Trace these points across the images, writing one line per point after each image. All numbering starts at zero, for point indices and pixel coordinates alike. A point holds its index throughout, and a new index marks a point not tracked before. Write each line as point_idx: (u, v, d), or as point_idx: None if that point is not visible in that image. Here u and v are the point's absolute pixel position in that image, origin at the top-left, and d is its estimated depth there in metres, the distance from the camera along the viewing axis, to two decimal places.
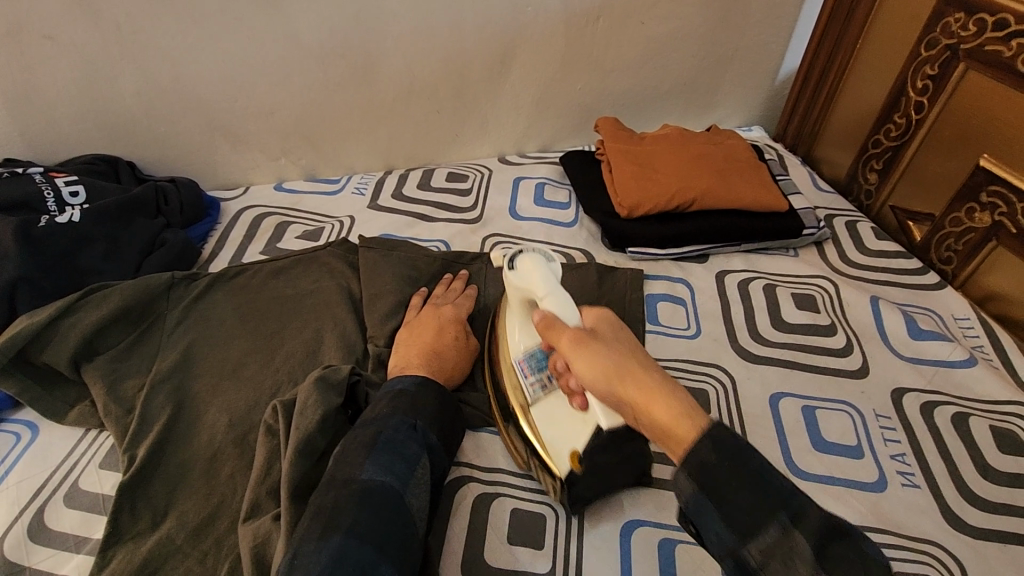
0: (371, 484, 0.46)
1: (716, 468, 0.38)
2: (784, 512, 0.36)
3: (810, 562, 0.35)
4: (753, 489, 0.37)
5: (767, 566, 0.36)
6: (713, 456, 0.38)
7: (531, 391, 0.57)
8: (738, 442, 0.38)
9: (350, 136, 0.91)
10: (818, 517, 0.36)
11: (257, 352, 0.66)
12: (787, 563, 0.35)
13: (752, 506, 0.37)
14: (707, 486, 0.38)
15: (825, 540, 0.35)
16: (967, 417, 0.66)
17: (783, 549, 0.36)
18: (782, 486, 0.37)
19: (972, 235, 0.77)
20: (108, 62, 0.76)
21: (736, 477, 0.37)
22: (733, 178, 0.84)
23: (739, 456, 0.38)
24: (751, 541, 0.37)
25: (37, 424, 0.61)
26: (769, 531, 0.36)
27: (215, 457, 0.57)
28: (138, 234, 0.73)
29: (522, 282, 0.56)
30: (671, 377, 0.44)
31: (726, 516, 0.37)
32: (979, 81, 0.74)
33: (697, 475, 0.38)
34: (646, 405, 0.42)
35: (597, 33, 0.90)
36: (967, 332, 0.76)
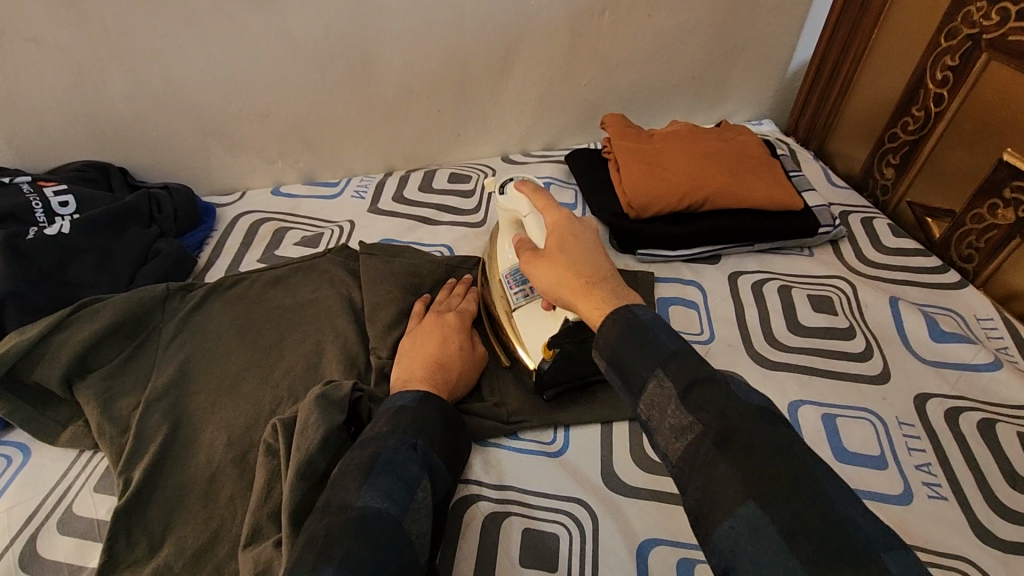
0: (368, 510, 0.44)
1: (616, 342, 0.45)
2: (662, 366, 0.42)
3: (680, 403, 0.40)
4: (645, 354, 0.43)
5: (651, 415, 0.42)
6: (613, 331, 0.46)
7: (513, 297, 0.65)
8: (638, 318, 0.46)
9: (349, 138, 0.89)
10: (689, 366, 0.41)
11: (256, 366, 0.64)
12: (665, 408, 0.41)
13: (643, 366, 0.43)
14: (614, 358, 0.46)
15: (694, 382, 0.40)
16: (994, 424, 0.63)
17: (660, 395, 0.42)
18: (662, 341, 0.43)
19: (995, 232, 0.74)
20: (97, 67, 0.74)
21: (631, 346, 0.44)
22: (745, 175, 0.82)
23: (635, 330, 0.45)
24: (642, 396, 0.43)
25: (29, 445, 0.59)
26: (649, 384, 0.42)
27: (213, 478, 0.55)
28: (131, 245, 0.71)
29: (506, 202, 0.64)
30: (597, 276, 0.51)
31: (627, 382, 0.44)
32: (1003, 72, 0.71)
33: (604, 350, 0.46)
34: (576, 304, 0.51)
35: (603, 27, 0.87)
36: (990, 333, 0.73)
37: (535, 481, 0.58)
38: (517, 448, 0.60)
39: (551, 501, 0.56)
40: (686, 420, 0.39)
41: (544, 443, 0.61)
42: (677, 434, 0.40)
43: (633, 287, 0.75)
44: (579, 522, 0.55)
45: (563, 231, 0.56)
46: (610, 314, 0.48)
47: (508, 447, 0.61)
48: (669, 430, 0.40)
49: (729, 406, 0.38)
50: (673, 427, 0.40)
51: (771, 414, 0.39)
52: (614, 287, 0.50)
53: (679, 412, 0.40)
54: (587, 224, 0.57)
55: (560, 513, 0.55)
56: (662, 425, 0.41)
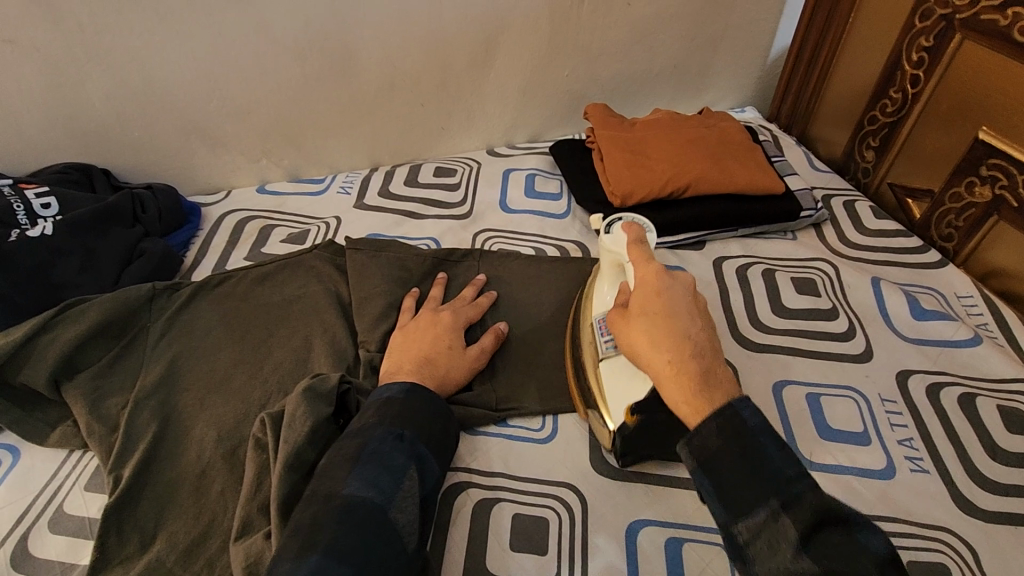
0: (354, 499, 0.45)
1: (718, 450, 0.43)
2: (776, 499, 0.40)
3: (795, 547, 0.38)
4: (755, 479, 0.41)
5: (754, 543, 0.40)
6: (713, 436, 0.43)
7: (603, 346, 0.57)
8: (744, 424, 0.43)
9: (333, 134, 0.89)
10: (808, 506, 0.39)
11: (245, 362, 0.64)
12: (773, 544, 0.39)
13: (754, 491, 0.41)
14: (707, 465, 0.43)
15: (816, 528, 0.39)
16: (975, 398, 0.65)
17: (771, 530, 0.39)
18: (779, 469, 0.41)
19: (973, 210, 0.75)
20: (75, 67, 0.74)
21: (735, 459, 0.42)
22: (728, 161, 0.82)
23: (745, 447, 0.42)
24: (743, 520, 0.41)
25: (19, 446, 0.59)
26: (758, 512, 0.40)
27: (203, 474, 0.55)
28: (116, 245, 0.71)
29: (613, 245, 0.57)
30: (696, 361, 0.46)
31: (725, 495, 0.42)
32: (977, 52, 0.72)
33: (695, 452, 0.44)
34: (663, 389, 0.47)
35: (583, 17, 0.87)
36: (971, 311, 0.74)
37: (524, 468, 0.58)
38: (506, 435, 0.61)
39: (541, 486, 0.57)
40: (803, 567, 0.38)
41: (535, 429, 0.62)
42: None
43: None
44: (569, 507, 0.55)
45: (663, 298, 0.50)
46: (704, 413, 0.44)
47: (498, 434, 0.61)
48: (773, 568, 0.39)
49: (858, 564, 0.37)
50: (781, 567, 0.38)
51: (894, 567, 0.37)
52: (713, 381, 0.46)
53: (793, 556, 0.38)
54: (686, 291, 0.51)
55: (550, 499, 0.56)
56: (768, 561, 0.39)
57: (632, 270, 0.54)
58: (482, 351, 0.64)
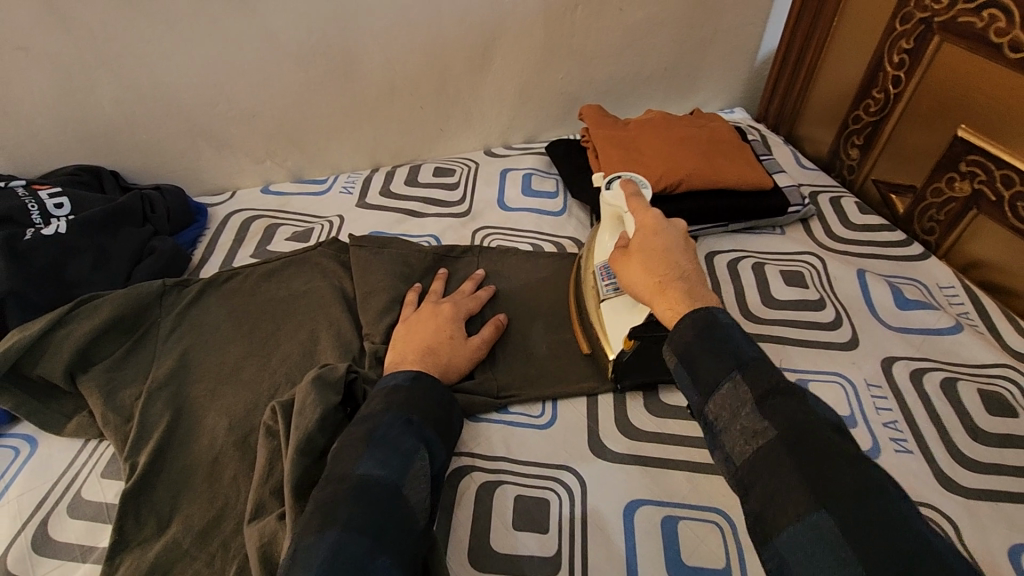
0: (368, 477, 0.47)
1: (688, 340, 0.47)
2: (738, 372, 0.44)
3: (753, 410, 0.42)
4: (719, 360, 0.45)
5: (720, 415, 0.43)
6: (688, 330, 0.48)
7: (603, 289, 0.63)
8: (716, 321, 0.47)
9: (334, 136, 0.91)
10: (765, 376, 0.43)
11: (253, 355, 0.66)
12: (735, 410, 0.43)
13: (717, 366, 0.45)
14: (684, 356, 0.47)
15: (770, 393, 0.42)
16: (956, 382, 0.67)
17: (733, 397, 0.43)
18: (742, 351, 0.45)
19: (954, 204, 0.78)
20: (85, 72, 0.76)
21: (705, 346, 0.46)
22: (718, 159, 0.85)
23: (713, 335, 0.46)
24: (710, 396, 0.44)
25: (36, 437, 0.60)
26: (724, 386, 0.44)
27: (216, 461, 0.57)
28: (127, 243, 0.73)
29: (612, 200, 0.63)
30: (682, 280, 0.52)
31: (695, 378, 0.46)
32: (954, 52, 0.75)
33: (675, 347, 0.48)
34: (652, 304, 0.53)
35: (577, 22, 0.90)
36: (952, 300, 0.77)
37: (525, 452, 0.61)
38: (508, 421, 0.63)
39: (542, 470, 0.59)
40: (758, 425, 0.41)
41: (535, 416, 0.64)
42: (747, 438, 0.41)
43: None
44: (569, 489, 0.58)
45: (656, 236, 0.57)
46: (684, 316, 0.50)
47: (499, 421, 0.63)
48: (736, 434, 0.42)
49: (805, 420, 0.40)
50: (743, 430, 0.42)
51: (843, 431, 0.40)
52: (696, 294, 0.51)
53: (750, 418, 0.42)
54: (678, 234, 0.58)
55: (551, 481, 0.58)
56: (732, 428, 0.42)
57: (631, 218, 0.61)
58: (483, 340, 0.66)
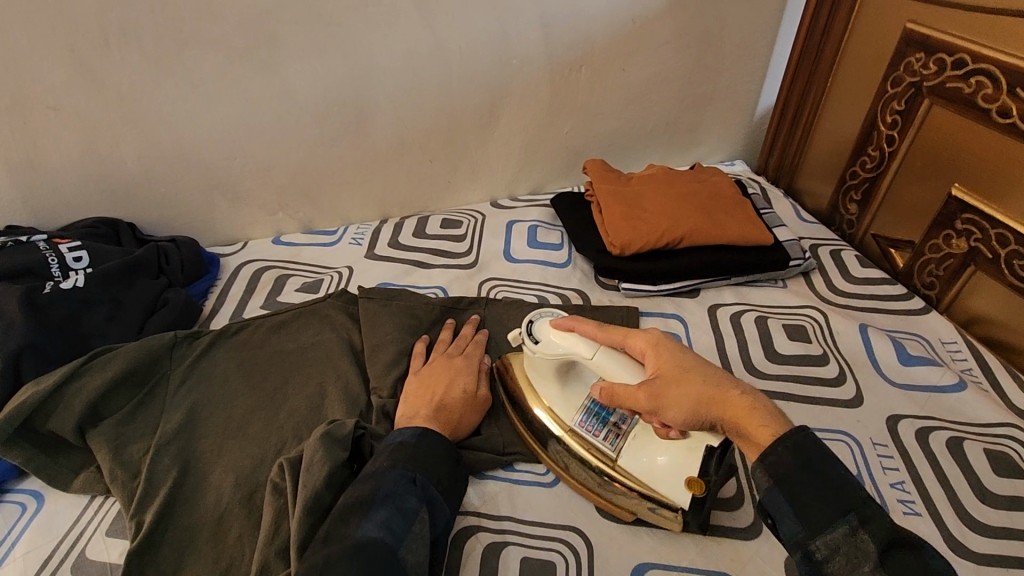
0: (366, 540, 0.47)
1: (790, 468, 0.45)
2: (854, 514, 0.43)
3: (874, 563, 0.41)
4: (828, 493, 0.44)
5: (831, 558, 0.43)
6: (787, 457, 0.45)
7: (607, 446, 0.59)
8: (816, 449, 0.45)
9: (346, 189, 0.94)
10: (884, 524, 0.42)
11: (262, 409, 0.66)
12: (853, 561, 0.42)
13: (826, 506, 0.44)
14: (784, 484, 0.45)
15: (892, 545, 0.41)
16: (962, 442, 0.67)
17: (850, 544, 0.42)
18: (850, 489, 0.44)
19: (952, 260, 0.80)
20: (110, 130, 0.79)
21: (812, 477, 0.45)
22: (719, 215, 0.87)
23: (818, 465, 0.45)
24: (818, 535, 0.44)
25: (42, 492, 0.61)
26: (836, 528, 0.43)
27: (222, 518, 0.57)
28: (141, 295, 0.74)
29: (565, 345, 0.59)
30: (745, 391, 0.50)
31: (798, 510, 0.44)
32: (944, 115, 0.77)
33: (773, 473, 0.46)
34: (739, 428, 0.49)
35: (581, 82, 0.94)
36: (955, 356, 0.78)
37: (531, 512, 0.61)
38: (514, 479, 0.63)
39: (548, 530, 0.59)
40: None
41: (540, 473, 0.64)
42: None
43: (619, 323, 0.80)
44: (575, 549, 0.57)
45: (672, 360, 0.54)
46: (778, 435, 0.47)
47: (505, 478, 0.64)
48: None
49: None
50: None
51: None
52: (763, 401, 0.50)
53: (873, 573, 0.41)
54: (678, 344, 0.56)
55: (557, 542, 0.58)
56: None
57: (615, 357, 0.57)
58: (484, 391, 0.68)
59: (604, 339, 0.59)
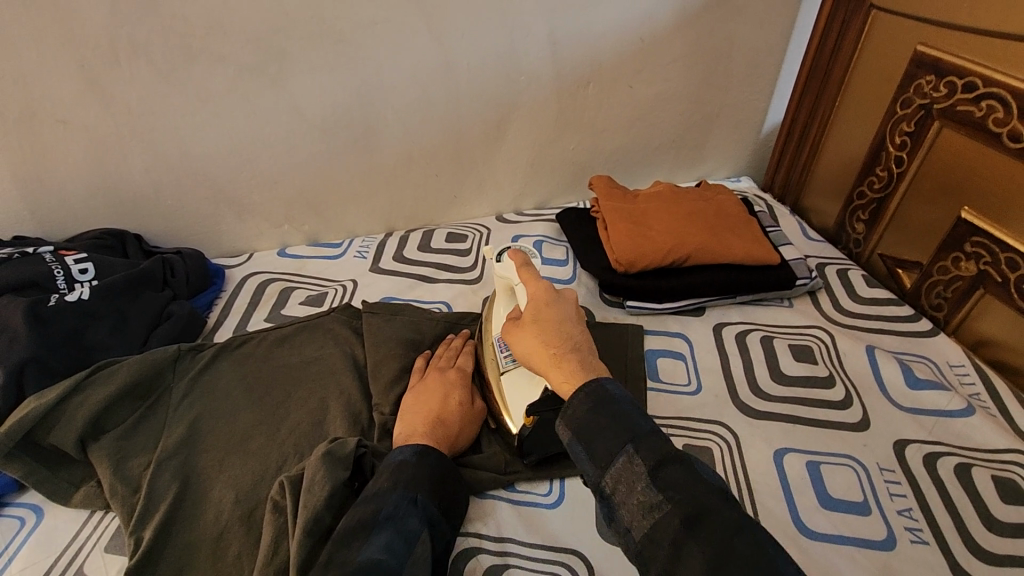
0: (369, 562, 0.45)
1: (584, 414, 0.49)
2: (631, 443, 0.46)
3: (647, 483, 0.44)
4: (613, 429, 0.47)
5: (617, 489, 0.45)
6: (584, 402, 0.49)
7: (504, 361, 0.67)
8: (609, 393, 0.49)
9: (352, 202, 0.94)
10: (656, 447, 0.45)
11: (264, 424, 0.66)
12: (631, 486, 0.44)
13: (612, 441, 0.46)
14: (580, 430, 0.48)
15: (663, 461, 0.44)
16: (971, 468, 0.66)
17: (629, 472, 0.45)
18: (634, 421, 0.47)
19: (960, 282, 0.79)
20: (119, 143, 0.79)
21: (602, 417, 0.48)
22: (725, 233, 0.87)
23: (606, 404, 0.48)
24: (608, 469, 0.46)
25: (42, 507, 0.61)
26: (618, 460, 0.45)
27: (221, 536, 0.56)
28: (146, 309, 0.75)
29: (506, 271, 0.68)
30: (574, 351, 0.54)
31: (592, 452, 0.47)
32: (954, 138, 0.77)
33: (571, 420, 0.49)
34: (546, 374, 0.54)
35: (588, 98, 0.94)
36: (963, 380, 0.77)
37: (532, 534, 0.60)
38: (514, 500, 0.63)
39: (549, 553, 0.58)
40: (654, 500, 0.43)
41: (542, 494, 0.63)
42: (644, 513, 0.43)
43: (623, 342, 0.79)
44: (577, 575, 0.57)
45: (549, 307, 0.57)
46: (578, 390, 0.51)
47: (506, 499, 0.63)
48: (632, 506, 0.44)
49: (695, 490, 0.42)
50: (638, 505, 0.43)
51: (730, 495, 0.43)
52: (588, 365, 0.53)
53: (645, 491, 0.43)
54: (569, 301, 0.59)
55: (558, 566, 0.57)
56: (628, 502, 0.44)
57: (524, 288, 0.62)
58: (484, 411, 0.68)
59: (522, 274, 0.63)
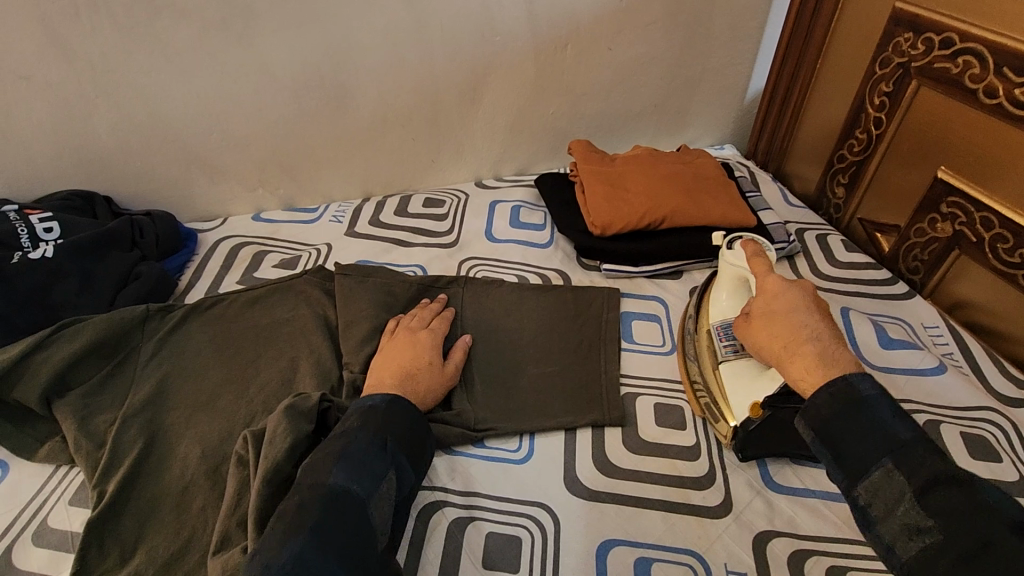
0: (338, 491, 0.47)
1: (826, 416, 0.46)
2: (891, 457, 0.43)
3: (913, 504, 0.41)
4: (868, 437, 0.44)
5: (876, 503, 0.43)
6: (826, 404, 0.47)
7: (722, 350, 0.65)
8: (857, 393, 0.46)
9: (327, 166, 0.93)
10: (923, 463, 0.41)
11: (233, 382, 0.66)
12: (893, 502, 0.42)
13: (868, 451, 0.44)
14: (822, 433, 0.46)
15: (935, 482, 0.40)
16: (939, 425, 0.67)
17: (889, 487, 0.42)
18: (893, 430, 0.44)
19: (936, 244, 0.79)
20: (83, 102, 0.78)
21: (851, 424, 0.45)
22: (703, 196, 0.86)
23: (855, 409, 0.45)
24: (862, 480, 0.44)
25: (6, 461, 0.61)
26: (874, 472, 0.43)
27: (186, 490, 0.56)
28: (113, 268, 0.74)
29: (732, 259, 0.68)
30: (811, 341, 0.51)
31: (840, 458, 0.45)
32: (932, 96, 0.76)
33: (810, 421, 0.48)
34: (782, 368, 0.52)
35: (566, 60, 0.93)
36: (937, 340, 0.77)
37: (499, 488, 0.60)
38: (484, 456, 0.63)
39: (515, 506, 0.59)
40: (924, 524, 0.40)
41: (511, 450, 0.64)
42: (911, 535, 0.40)
43: (596, 303, 0.78)
44: (542, 526, 0.57)
45: (781, 299, 0.55)
46: (820, 385, 0.48)
47: (476, 455, 0.63)
48: (895, 522, 0.41)
49: (972, 518, 0.38)
50: (903, 525, 0.41)
51: None
52: (830, 356, 0.50)
53: (913, 512, 0.41)
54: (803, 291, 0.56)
55: (524, 518, 0.58)
56: (890, 518, 0.42)
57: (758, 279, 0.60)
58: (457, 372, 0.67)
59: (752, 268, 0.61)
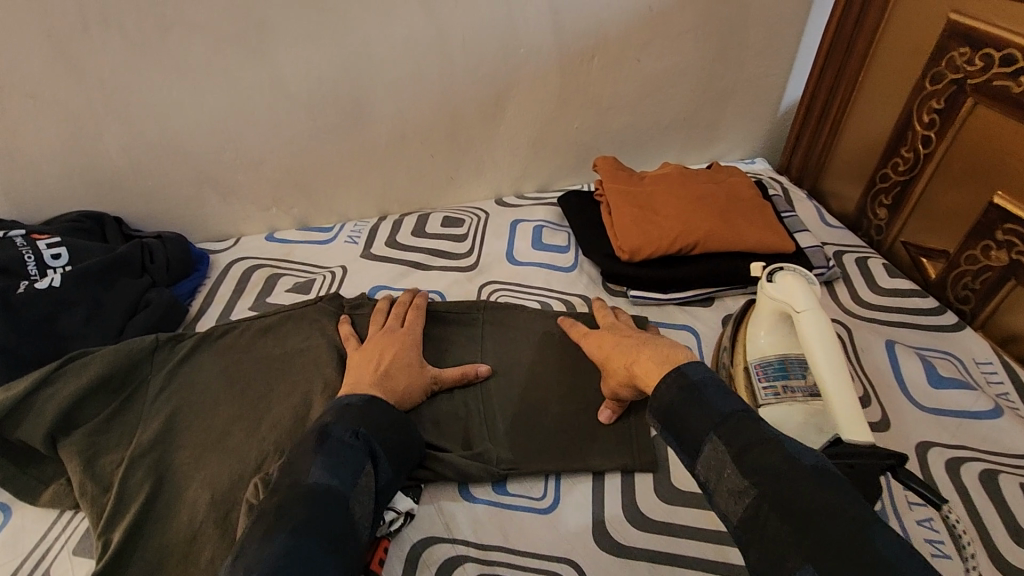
0: (319, 488, 0.46)
1: (669, 407, 0.51)
2: (713, 429, 0.47)
3: (733, 468, 0.45)
4: (699, 415, 0.49)
5: (710, 475, 0.46)
6: (668, 397, 0.51)
7: (761, 393, 0.62)
8: (690, 383, 0.51)
9: (342, 184, 0.90)
10: (741, 432, 0.46)
11: (243, 419, 0.63)
12: (719, 471, 0.46)
13: (698, 427, 0.48)
14: (668, 422, 0.51)
15: (749, 443, 0.45)
16: (996, 475, 0.62)
17: (716, 458, 0.46)
18: (718, 407, 0.48)
19: (989, 274, 0.74)
20: (91, 121, 0.75)
21: (685, 408, 0.50)
22: (738, 219, 0.81)
23: (689, 395, 0.50)
24: (699, 458, 0.48)
25: (9, 505, 0.58)
26: (705, 447, 0.47)
27: (194, 540, 0.53)
28: (122, 295, 0.71)
29: (773, 292, 0.63)
30: (647, 353, 0.58)
31: (681, 441, 0.49)
32: (989, 115, 0.71)
33: (658, 415, 0.52)
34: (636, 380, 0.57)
35: (592, 73, 0.88)
36: (990, 379, 0.72)
37: (523, 541, 0.56)
38: (507, 504, 0.59)
39: (540, 562, 0.55)
40: (742, 483, 0.44)
41: (535, 498, 0.60)
42: (737, 497, 0.44)
43: None
44: None
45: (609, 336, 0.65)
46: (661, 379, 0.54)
47: (498, 503, 0.59)
48: (726, 489, 0.45)
49: (784, 474, 0.41)
50: (730, 489, 0.44)
51: (826, 472, 0.42)
52: (664, 356, 0.56)
53: (733, 475, 0.44)
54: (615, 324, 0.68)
55: None
56: (720, 485, 0.45)
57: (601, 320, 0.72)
58: (439, 380, 0.66)
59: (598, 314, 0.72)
